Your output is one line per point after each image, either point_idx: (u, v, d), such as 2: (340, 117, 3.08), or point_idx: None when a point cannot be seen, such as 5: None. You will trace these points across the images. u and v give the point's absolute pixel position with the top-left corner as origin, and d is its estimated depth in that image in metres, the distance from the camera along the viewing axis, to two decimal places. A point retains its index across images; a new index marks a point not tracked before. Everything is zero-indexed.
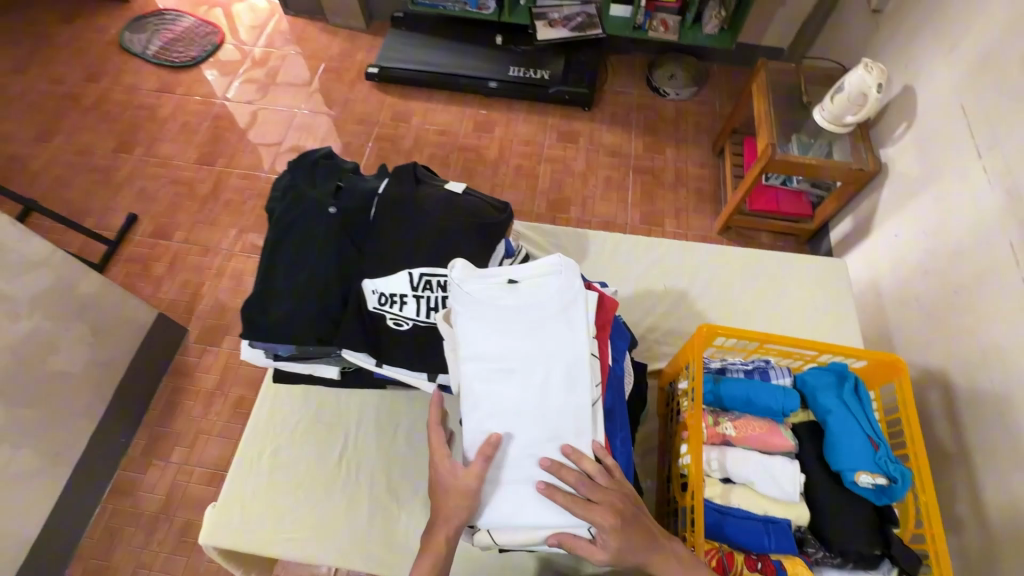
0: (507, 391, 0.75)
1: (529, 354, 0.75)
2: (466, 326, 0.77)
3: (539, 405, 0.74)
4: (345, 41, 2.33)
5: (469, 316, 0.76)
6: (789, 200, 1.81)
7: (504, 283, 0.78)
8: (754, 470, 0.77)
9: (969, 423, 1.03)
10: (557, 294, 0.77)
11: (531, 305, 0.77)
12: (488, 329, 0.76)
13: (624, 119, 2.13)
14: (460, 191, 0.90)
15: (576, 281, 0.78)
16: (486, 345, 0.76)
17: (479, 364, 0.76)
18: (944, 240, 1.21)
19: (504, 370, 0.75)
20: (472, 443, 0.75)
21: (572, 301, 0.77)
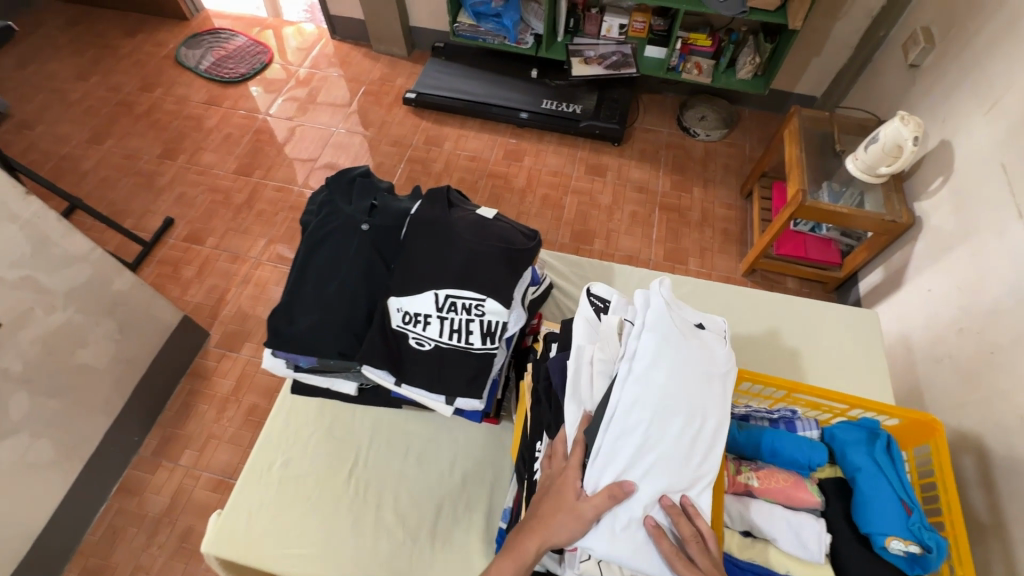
0: (661, 426, 0.67)
1: (694, 401, 0.69)
2: (651, 348, 0.70)
3: (687, 453, 0.68)
4: (386, 66, 2.42)
5: (663, 340, 0.71)
6: (817, 246, 1.79)
7: (689, 329, 0.75)
8: (777, 526, 0.72)
9: (1009, 494, 0.97)
10: (726, 357, 0.75)
11: (711, 353, 0.74)
12: (669, 362, 0.70)
13: (653, 157, 2.15)
14: (490, 216, 0.91)
15: (735, 353, 0.78)
16: (664, 376, 0.69)
17: (642, 390, 0.69)
18: (983, 299, 1.17)
19: (666, 406, 0.68)
20: (601, 470, 0.67)
21: (736, 368, 0.76)
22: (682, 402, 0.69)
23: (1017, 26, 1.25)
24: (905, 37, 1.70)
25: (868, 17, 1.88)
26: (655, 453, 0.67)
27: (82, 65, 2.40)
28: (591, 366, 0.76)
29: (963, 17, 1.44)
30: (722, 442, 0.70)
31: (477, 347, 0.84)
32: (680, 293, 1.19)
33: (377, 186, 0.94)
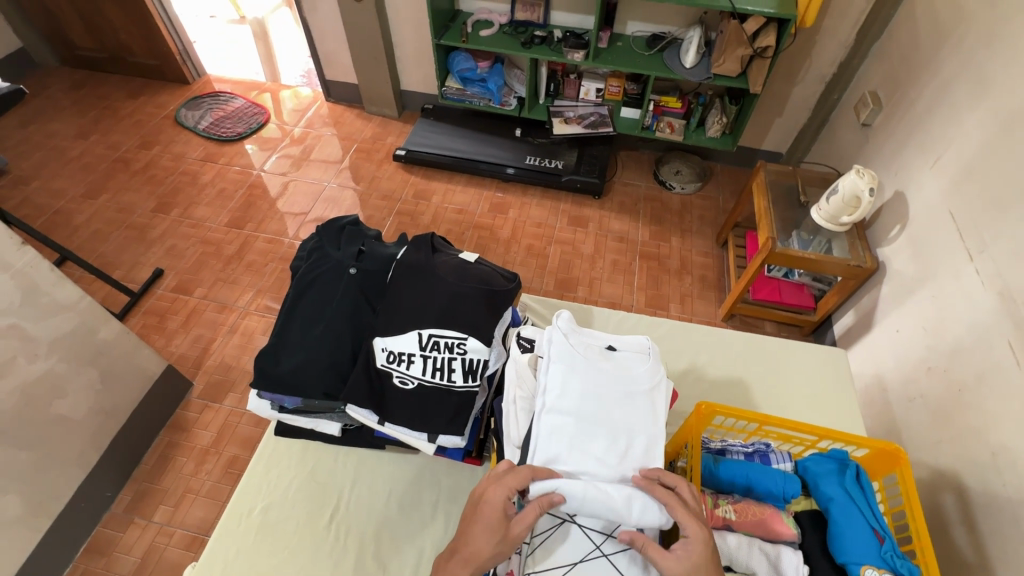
0: (583, 448, 0.75)
1: (612, 424, 0.77)
2: (560, 379, 0.79)
3: (616, 474, 0.75)
4: (378, 125, 2.55)
5: (570, 370, 0.80)
6: (791, 291, 1.86)
7: (599, 354, 0.83)
8: (755, 559, 0.74)
9: (987, 531, 0.99)
10: (644, 376, 0.82)
11: (626, 374, 0.81)
12: (577, 388, 0.78)
13: (632, 209, 2.26)
14: (472, 260, 0.96)
15: (661, 370, 0.84)
16: (579, 401, 0.78)
17: (561, 417, 0.77)
18: (945, 338, 1.23)
19: (584, 432, 0.76)
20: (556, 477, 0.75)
21: (659, 381, 0.82)
22: (600, 424, 0.77)
23: (949, 91, 1.39)
24: (856, 100, 1.87)
25: (821, 82, 2.06)
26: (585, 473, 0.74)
27: (83, 125, 2.50)
28: (518, 404, 0.84)
29: (904, 84, 1.60)
30: (651, 452, 0.77)
31: (458, 385, 0.86)
32: (657, 334, 1.22)
33: (366, 234, 0.99)
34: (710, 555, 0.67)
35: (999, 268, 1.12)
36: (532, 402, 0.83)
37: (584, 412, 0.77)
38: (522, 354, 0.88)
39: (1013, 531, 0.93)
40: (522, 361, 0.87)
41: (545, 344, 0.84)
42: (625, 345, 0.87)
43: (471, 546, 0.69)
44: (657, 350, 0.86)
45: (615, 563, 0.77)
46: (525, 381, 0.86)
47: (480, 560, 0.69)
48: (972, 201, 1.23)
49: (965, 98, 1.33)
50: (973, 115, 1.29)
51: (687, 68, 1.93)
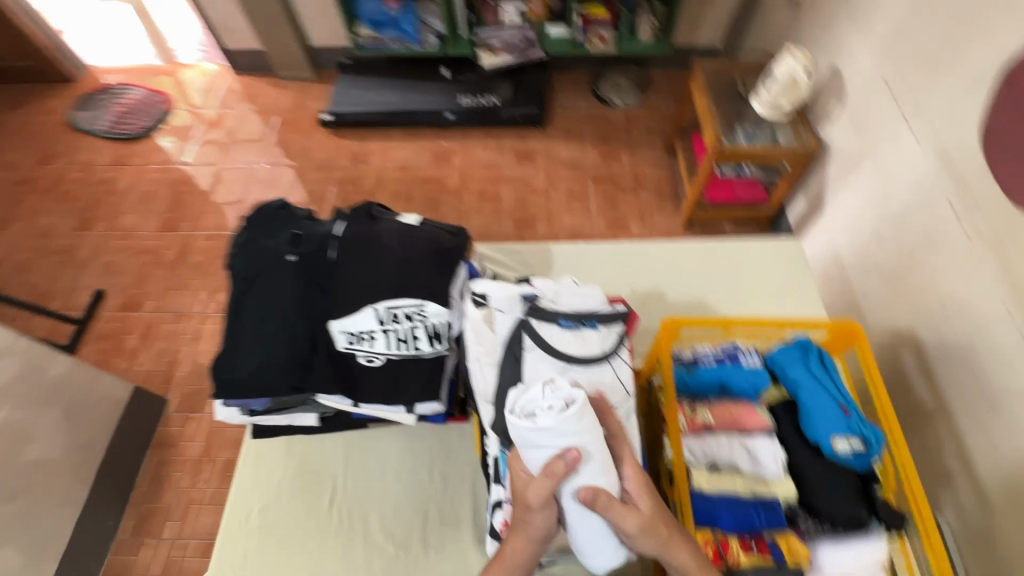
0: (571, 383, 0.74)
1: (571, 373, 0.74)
2: (524, 327, 0.76)
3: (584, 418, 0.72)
4: (296, 91, 2.36)
5: (536, 313, 0.76)
6: (744, 186, 1.82)
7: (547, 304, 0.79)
8: (735, 453, 0.79)
9: (944, 378, 1.06)
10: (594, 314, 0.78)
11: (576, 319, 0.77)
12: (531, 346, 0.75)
13: (577, 132, 2.19)
14: (414, 221, 0.91)
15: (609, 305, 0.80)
16: (553, 340, 0.75)
17: (545, 355, 0.74)
18: (890, 206, 1.26)
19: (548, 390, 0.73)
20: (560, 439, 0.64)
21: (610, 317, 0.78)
22: (574, 360, 0.74)
23: None
24: None
25: None
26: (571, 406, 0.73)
27: None
28: (483, 360, 0.79)
29: None
30: (620, 376, 0.76)
31: (426, 351, 0.86)
32: (617, 258, 1.22)
33: (296, 215, 0.93)
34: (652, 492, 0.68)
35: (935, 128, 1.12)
36: (495, 354, 0.79)
37: (560, 351, 0.74)
38: (475, 310, 0.81)
39: (969, 373, 1.00)
40: (476, 317, 0.81)
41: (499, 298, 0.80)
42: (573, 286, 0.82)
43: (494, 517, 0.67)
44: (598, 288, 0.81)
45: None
46: (484, 337, 0.80)
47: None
48: (905, 63, 1.22)
49: None
50: None
51: None
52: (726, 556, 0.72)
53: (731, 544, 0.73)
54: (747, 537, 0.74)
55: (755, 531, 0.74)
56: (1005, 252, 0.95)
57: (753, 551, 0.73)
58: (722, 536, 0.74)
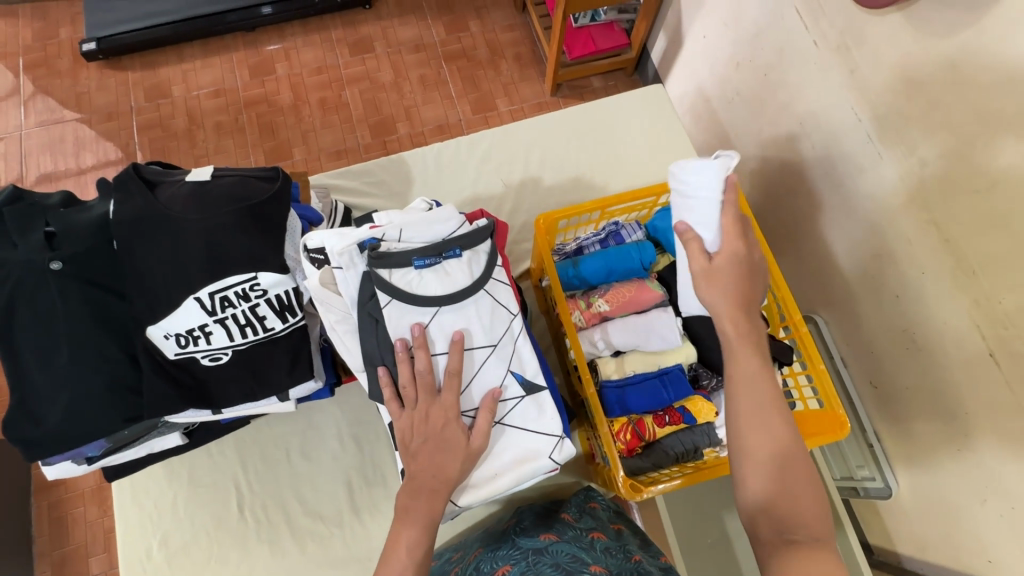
0: (445, 326, 0.66)
1: (444, 315, 0.66)
2: (373, 281, 0.65)
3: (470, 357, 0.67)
4: (31, 18, 1.76)
5: (383, 262, 0.64)
6: (603, 34, 1.71)
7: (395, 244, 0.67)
8: (635, 334, 0.78)
9: (809, 193, 1.10)
10: (453, 244, 0.67)
11: (433, 255, 0.66)
12: (389, 301, 0.64)
13: (413, 4, 1.87)
14: (208, 176, 0.71)
15: (470, 227, 0.69)
16: (412, 288, 0.65)
17: (407, 307, 0.65)
18: (743, 27, 1.20)
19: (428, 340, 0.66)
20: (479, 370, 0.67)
21: (473, 242, 0.68)
22: (442, 303, 0.65)
23: None
24: None
25: None
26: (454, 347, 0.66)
27: None
28: (339, 329, 0.68)
29: None
30: (499, 298, 0.69)
31: (280, 329, 0.72)
32: (481, 153, 1.09)
33: (44, 206, 0.69)
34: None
35: None
36: (352, 319, 0.68)
37: (423, 297, 0.65)
38: (312, 273, 0.67)
39: (830, 184, 1.03)
40: (314, 283, 0.67)
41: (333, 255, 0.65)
42: (423, 214, 0.68)
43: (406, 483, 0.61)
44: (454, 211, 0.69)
45: (511, 423, 0.68)
46: (332, 303, 0.68)
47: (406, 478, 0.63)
48: None
49: None
50: None
51: None
52: (643, 434, 0.75)
53: (647, 421, 0.76)
54: (660, 412, 0.77)
55: (665, 403, 0.76)
56: (851, 55, 0.93)
57: (667, 423, 0.76)
58: (637, 417, 0.76)
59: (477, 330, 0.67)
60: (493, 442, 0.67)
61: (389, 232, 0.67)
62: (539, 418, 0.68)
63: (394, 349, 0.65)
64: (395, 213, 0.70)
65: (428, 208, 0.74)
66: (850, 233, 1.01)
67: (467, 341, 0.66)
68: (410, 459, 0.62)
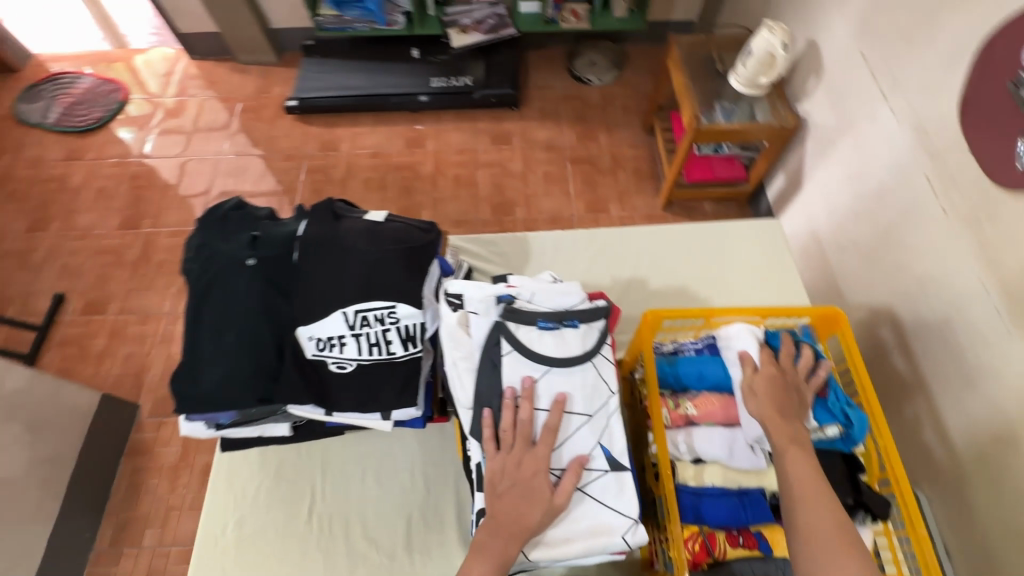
0: (552, 385, 0.78)
1: (553, 374, 0.78)
2: (502, 331, 0.79)
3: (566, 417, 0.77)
4: (258, 76, 2.24)
5: (514, 317, 0.79)
6: (723, 165, 1.82)
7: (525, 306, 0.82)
8: (719, 446, 0.79)
9: (921, 353, 1.07)
10: (573, 316, 0.81)
11: (556, 321, 0.80)
12: (510, 350, 0.78)
13: (553, 112, 2.14)
14: (381, 219, 0.86)
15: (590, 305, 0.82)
16: (532, 344, 0.78)
17: (524, 359, 0.78)
18: (867, 183, 1.25)
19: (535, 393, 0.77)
20: (571, 435, 0.76)
21: (590, 317, 0.81)
22: (553, 362, 0.77)
23: None
24: None
25: None
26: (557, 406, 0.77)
27: None
28: (460, 366, 0.80)
29: None
30: (602, 373, 0.79)
31: (400, 355, 0.83)
32: (596, 247, 1.19)
33: (256, 216, 0.88)
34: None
35: (911, 102, 1.11)
36: (473, 359, 0.81)
37: (539, 353, 0.78)
38: (451, 313, 0.81)
39: (945, 349, 1.00)
40: (451, 322, 0.81)
41: (474, 302, 0.82)
42: (553, 287, 0.84)
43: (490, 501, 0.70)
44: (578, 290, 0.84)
45: (590, 493, 0.74)
46: (461, 343, 0.81)
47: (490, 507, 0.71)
48: (882, 35, 1.19)
49: None
50: None
51: None
52: (712, 549, 0.74)
53: (718, 538, 0.75)
54: (733, 531, 0.76)
55: (742, 525, 0.76)
56: (982, 229, 0.94)
57: (740, 545, 0.75)
58: (709, 530, 0.76)
59: (578, 395, 0.77)
60: (572, 507, 0.74)
61: (523, 295, 0.83)
62: (618, 497, 0.74)
63: (503, 395, 0.76)
64: (530, 282, 0.86)
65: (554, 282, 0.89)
66: (967, 406, 0.96)
67: (568, 404, 0.77)
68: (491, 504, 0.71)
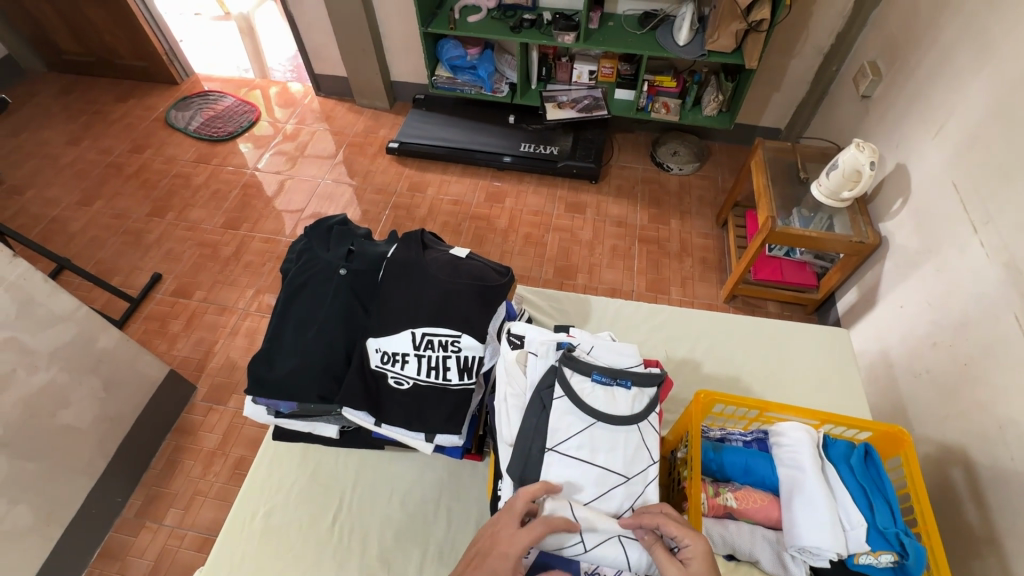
0: (595, 438, 0.79)
1: (598, 430, 0.80)
2: (556, 376, 0.83)
3: (601, 473, 0.78)
4: (370, 118, 2.51)
5: (571, 364, 0.83)
6: (793, 269, 1.82)
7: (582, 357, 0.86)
8: (758, 547, 0.80)
9: (996, 505, 0.98)
10: (626, 376, 0.83)
11: (609, 378, 0.82)
12: (561, 397, 0.81)
13: (629, 192, 2.23)
14: (463, 255, 0.97)
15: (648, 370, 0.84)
16: (583, 394, 0.81)
17: (572, 407, 0.80)
18: (948, 312, 1.21)
19: (576, 445, 0.79)
20: (604, 492, 0.78)
21: (644, 381, 0.83)
22: (600, 417, 0.79)
23: (950, 58, 1.35)
24: (855, 71, 1.81)
25: (819, 54, 2.01)
26: (598, 461, 0.78)
27: (75, 130, 2.48)
28: (510, 402, 0.86)
29: (904, 52, 1.55)
30: (646, 439, 0.80)
31: (454, 383, 0.90)
32: (655, 322, 1.21)
33: (354, 233, 1.01)
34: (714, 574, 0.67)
35: (1004, 239, 1.09)
36: (523, 398, 0.86)
37: (588, 405, 0.80)
38: (511, 350, 0.89)
39: None
40: (511, 358, 0.88)
41: (535, 343, 0.87)
42: (611, 345, 0.88)
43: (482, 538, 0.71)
44: (635, 352, 0.87)
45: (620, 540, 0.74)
46: (515, 379, 0.87)
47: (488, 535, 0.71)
48: (977, 170, 1.20)
49: (967, 63, 1.28)
50: (977, 81, 1.24)
51: (681, 46, 1.88)
52: None
53: None
54: None
55: None
56: None
57: None
58: None
59: (617, 455, 0.78)
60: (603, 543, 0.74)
61: (581, 345, 0.87)
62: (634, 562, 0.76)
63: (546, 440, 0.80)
64: (591, 336, 0.91)
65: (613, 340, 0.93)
66: None
67: (608, 463, 0.78)
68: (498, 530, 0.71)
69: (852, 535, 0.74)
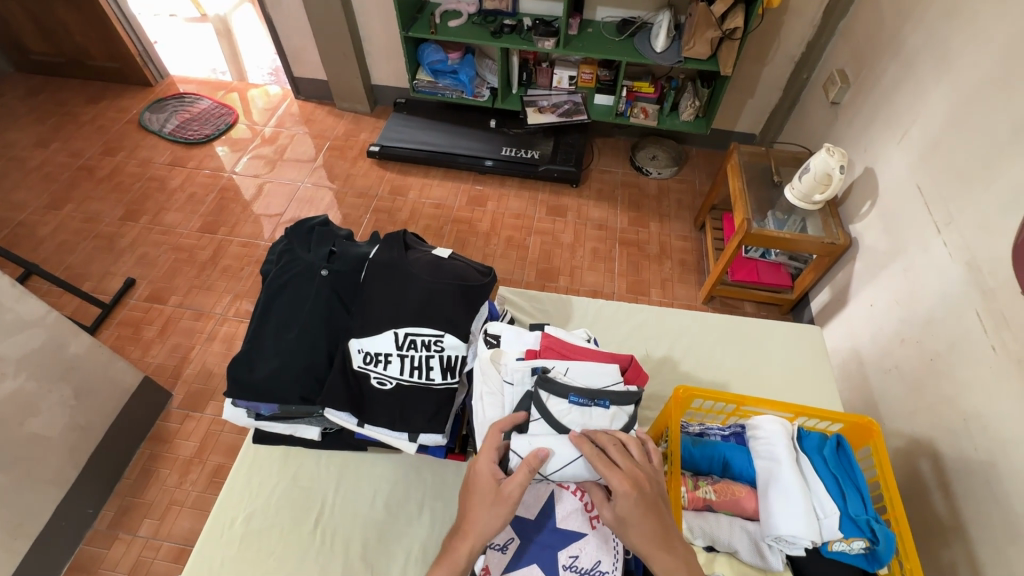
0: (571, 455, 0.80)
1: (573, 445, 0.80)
2: (533, 400, 0.83)
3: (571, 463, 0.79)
4: (350, 122, 2.50)
5: (547, 387, 0.83)
6: (769, 270, 1.87)
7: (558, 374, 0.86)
8: (737, 538, 0.81)
9: (962, 493, 1.02)
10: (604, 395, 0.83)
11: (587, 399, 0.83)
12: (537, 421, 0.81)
13: (610, 195, 2.26)
14: (446, 255, 0.98)
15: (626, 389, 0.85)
16: (560, 416, 0.82)
17: (549, 429, 0.81)
18: (914, 309, 1.26)
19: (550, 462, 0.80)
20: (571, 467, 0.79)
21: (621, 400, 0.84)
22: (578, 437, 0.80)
23: (913, 67, 1.41)
24: (825, 79, 1.88)
25: (790, 62, 2.07)
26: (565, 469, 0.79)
27: (42, 132, 2.41)
28: (486, 400, 0.87)
29: (870, 61, 1.61)
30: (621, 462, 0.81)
31: (437, 382, 0.90)
32: (635, 321, 1.23)
33: (336, 234, 1.02)
34: (639, 505, 0.69)
35: (965, 239, 1.14)
36: (501, 397, 0.87)
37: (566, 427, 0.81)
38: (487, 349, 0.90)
39: (988, 493, 0.96)
40: (486, 357, 0.89)
41: (510, 371, 0.87)
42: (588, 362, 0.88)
43: (469, 534, 0.72)
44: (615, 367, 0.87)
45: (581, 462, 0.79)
46: (490, 377, 0.88)
47: (472, 531, 0.71)
48: (939, 173, 1.25)
49: (929, 71, 1.34)
50: (937, 90, 1.30)
51: (658, 52, 1.92)
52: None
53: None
54: None
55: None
56: None
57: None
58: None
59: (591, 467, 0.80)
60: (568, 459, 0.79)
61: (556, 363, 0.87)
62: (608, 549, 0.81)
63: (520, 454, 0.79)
64: (567, 346, 0.91)
65: (587, 340, 0.98)
66: (1011, 559, 0.90)
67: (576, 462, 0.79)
68: (478, 522, 0.72)
69: (826, 522, 0.77)
